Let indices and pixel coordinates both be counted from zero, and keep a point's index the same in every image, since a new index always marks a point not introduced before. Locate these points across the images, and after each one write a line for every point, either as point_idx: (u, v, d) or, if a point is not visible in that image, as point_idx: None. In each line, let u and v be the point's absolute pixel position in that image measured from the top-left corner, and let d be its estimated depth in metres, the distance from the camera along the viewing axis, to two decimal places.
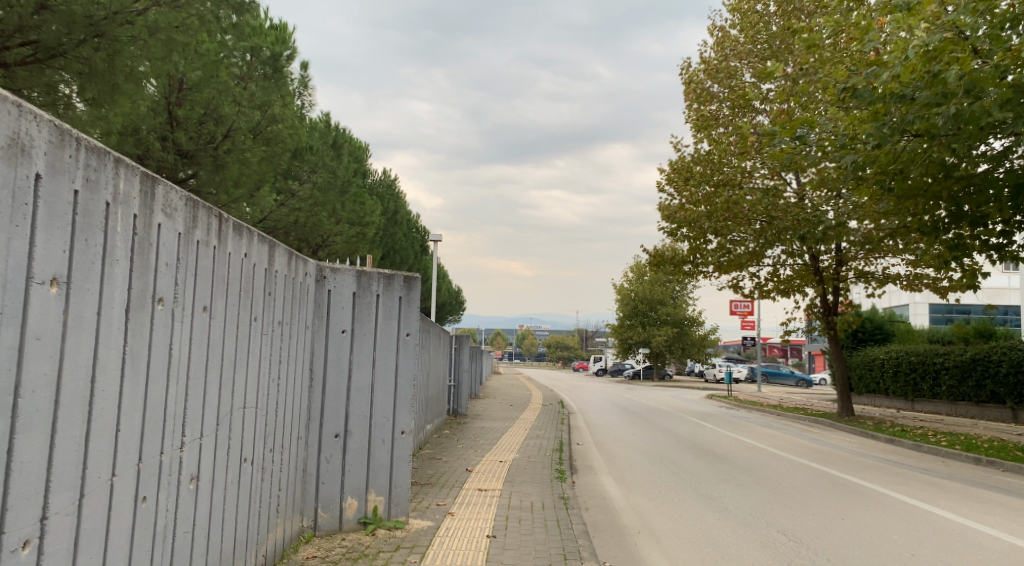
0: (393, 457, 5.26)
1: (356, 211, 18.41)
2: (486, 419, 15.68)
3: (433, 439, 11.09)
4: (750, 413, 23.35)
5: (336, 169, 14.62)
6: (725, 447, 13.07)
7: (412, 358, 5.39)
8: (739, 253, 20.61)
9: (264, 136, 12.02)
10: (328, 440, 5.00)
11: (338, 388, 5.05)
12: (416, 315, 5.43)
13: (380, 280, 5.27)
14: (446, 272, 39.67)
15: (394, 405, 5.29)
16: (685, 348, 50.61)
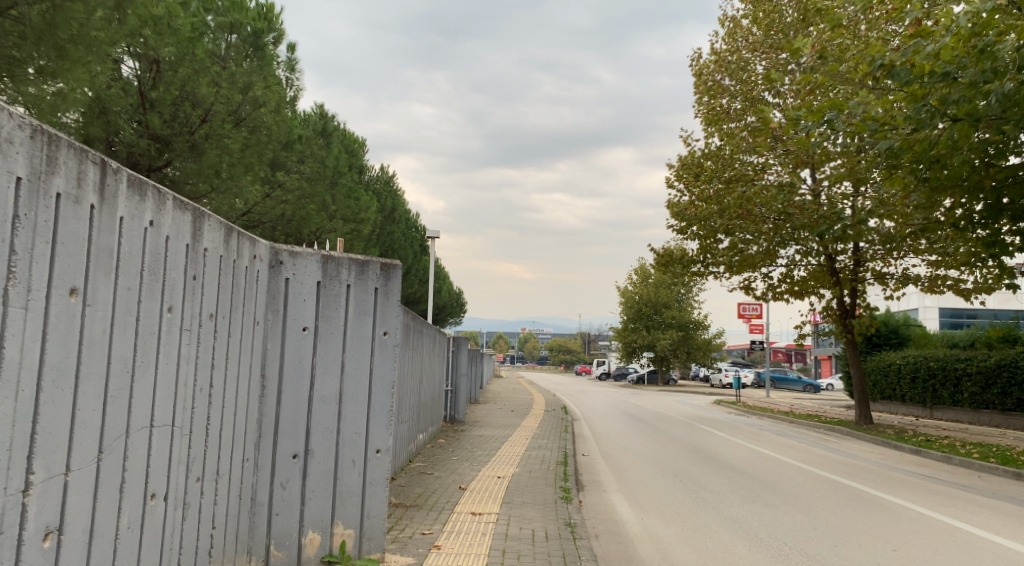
0: (365, 481, 4.37)
1: (350, 208, 17.58)
2: (486, 426, 14.80)
3: (426, 450, 10.20)
4: (760, 420, 22.43)
5: (326, 159, 13.75)
6: (742, 459, 12.13)
7: (390, 363, 4.49)
8: (752, 253, 19.64)
9: (247, 122, 11.19)
10: (283, 462, 4.10)
11: (298, 398, 4.15)
12: (395, 310, 4.52)
13: (351, 267, 4.36)
14: (446, 273, 38.82)
15: (366, 419, 4.39)
16: (691, 352, 49.62)
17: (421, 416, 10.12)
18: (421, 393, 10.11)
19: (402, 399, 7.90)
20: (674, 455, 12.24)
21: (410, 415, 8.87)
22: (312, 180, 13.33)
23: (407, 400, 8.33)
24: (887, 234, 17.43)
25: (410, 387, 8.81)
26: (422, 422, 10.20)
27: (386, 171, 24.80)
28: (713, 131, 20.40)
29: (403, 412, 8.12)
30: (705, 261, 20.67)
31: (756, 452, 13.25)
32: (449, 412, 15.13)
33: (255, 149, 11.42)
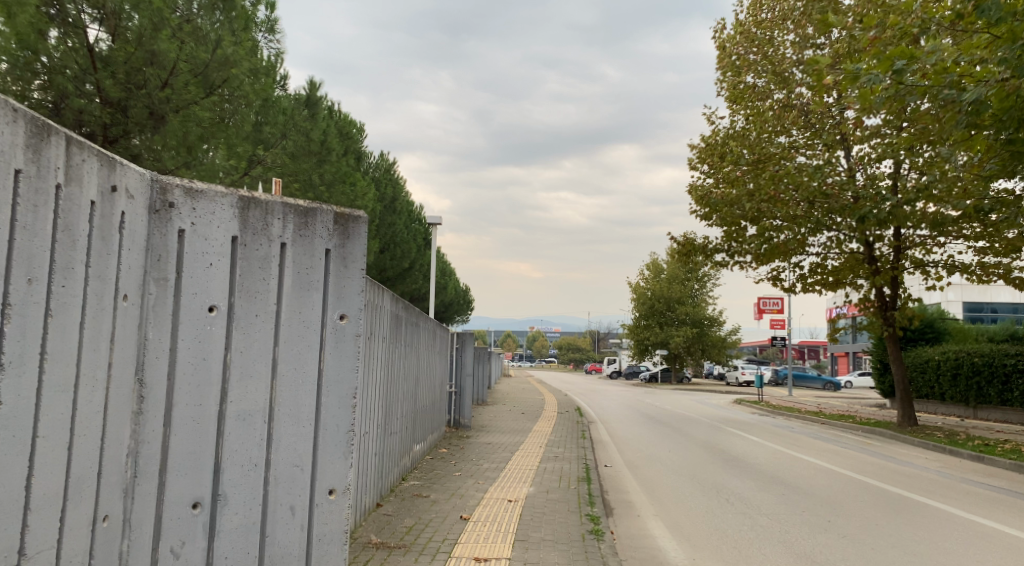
0: (310, 542, 2.92)
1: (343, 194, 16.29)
2: (493, 431, 13.36)
3: (424, 463, 8.75)
4: (789, 422, 20.91)
5: (312, 132, 12.30)
6: (786, 471, 10.63)
7: (349, 362, 3.03)
8: (783, 241, 18.12)
9: (221, 85, 9.79)
10: (175, 517, 2.64)
11: (199, 416, 2.69)
12: (358, 283, 3.05)
13: (289, 217, 2.90)
14: (451, 268, 37.46)
15: (312, 446, 2.93)
16: (705, 349, 48.06)
17: (420, 424, 8.75)
18: (419, 399, 8.71)
19: (388, 407, 6.50)
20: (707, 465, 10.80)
21: (404, 424, 7.49)
22: (296, 156, 11.88)
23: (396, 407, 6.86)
24: (935, 217, 15.98)
25: (403, 389, 7.44)
26: (420, 432, 8.80)
27: (386, 159, 23.33)
28: (738, 110, 18.89)
29: (393, 422, 6.72)
30: (731, 250, 19.10)
31: (797, 460, 11.81)
32: (452, 416, 13.73)
33: (230, 117, 10.08)
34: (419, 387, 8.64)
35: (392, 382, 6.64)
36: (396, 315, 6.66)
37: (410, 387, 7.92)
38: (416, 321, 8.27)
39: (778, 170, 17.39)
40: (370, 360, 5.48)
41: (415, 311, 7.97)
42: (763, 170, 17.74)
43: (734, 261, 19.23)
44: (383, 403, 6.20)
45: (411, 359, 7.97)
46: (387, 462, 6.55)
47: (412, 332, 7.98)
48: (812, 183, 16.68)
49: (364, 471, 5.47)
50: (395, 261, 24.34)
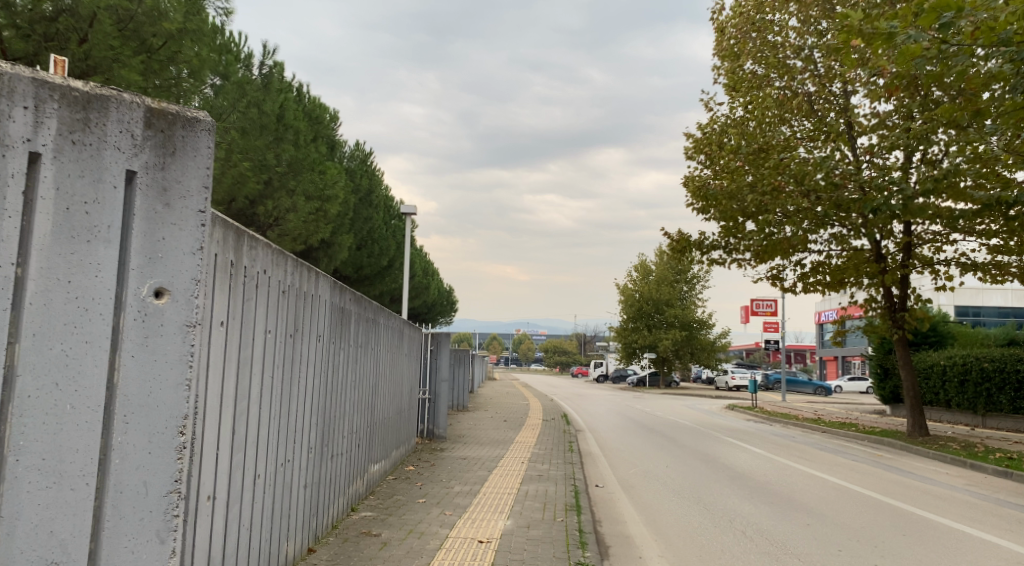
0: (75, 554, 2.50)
1: (299, 176, 15.16)
2: (470, 442, 12.05)
3: (383, 487, 7.46)
4: (787, 430, 19.74)
5: (264, 106, 10.79)
6: (802, 489, 9.30)
7: (151, 347, 2.67)
8: (785, 237, 16.75)
9: (165, 42, 7.79)
10: None
11: None
12: (168, 236, 2.70)
13: (58, 133, 2.48)
14: (434, 269, 36.01)
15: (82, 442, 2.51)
16: (694, 352, 47.04)
17: (381, 443, 7.58)
18: (380, 412, 7.51)
19: (331, 422, 5.37)
20: (713, 484, 9.47)
21: (356, 442, 6.36)
22: (247, 131, 10.43)
23: (339, 415, 5.71)
24: (951, 212, 14.88)
25: (356, 400, 6.29)
26: (381, 450, 7.66)
27: (362, 149, 21.87)
28: (737, 97, 17.67)
29: (337, 442, 5.59)
30: (729, 247, 17.81)
31: (809, 475, 10.52)
32: (425, 425, 12.41)
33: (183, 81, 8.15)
34: (380, 398, 7.50)
35: (336, 391, 5.52)
36: (343, 309, 5.58)
37: (368, 396, 6.83)
38: (376, 319, 7.17)
39: (783, 158, 16.17)
40: (297, 366, 4.37)
41: (374, 307, 6.88)
42: (766, 160, 16.48)
43: (733, 259, 17.98)
44: (323, 419, 5.12)
45: (369, 363, 6.83)
46: (326, 493, 5.25)
47: (370, 331, 6.84)
48: (820, 173, 15.42)
49: (292, 508, 4.37)
50: (373, 258, 23.03)
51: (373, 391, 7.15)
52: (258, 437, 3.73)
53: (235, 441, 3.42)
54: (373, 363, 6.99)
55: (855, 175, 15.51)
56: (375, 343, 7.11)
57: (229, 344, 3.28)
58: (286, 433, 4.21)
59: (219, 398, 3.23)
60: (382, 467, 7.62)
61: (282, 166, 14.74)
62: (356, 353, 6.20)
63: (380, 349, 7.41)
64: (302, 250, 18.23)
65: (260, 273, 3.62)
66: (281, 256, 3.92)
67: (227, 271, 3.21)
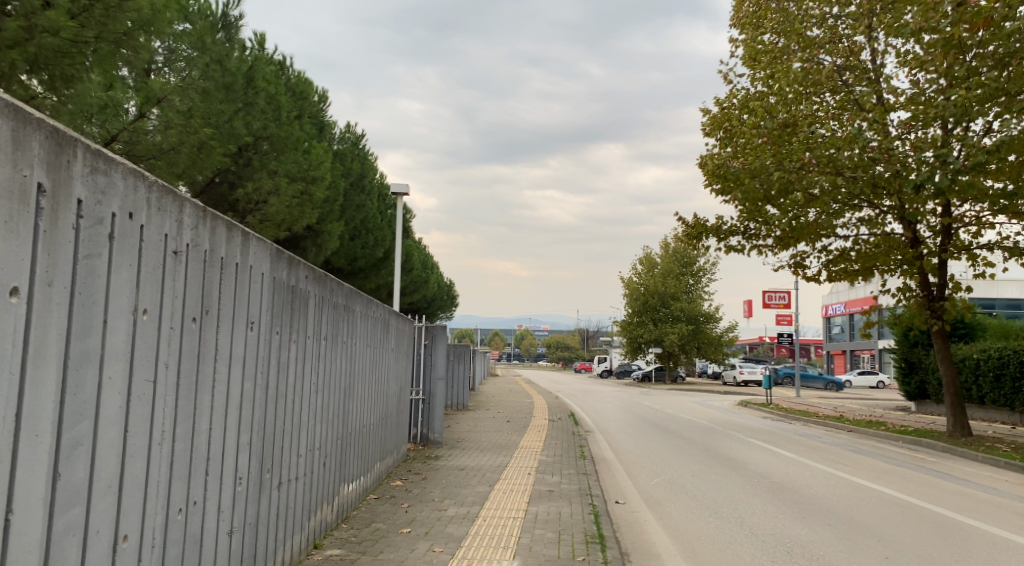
0: None
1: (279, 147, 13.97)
2: (470, 448, 10.74)
3: (357, 514, 6.17)
4: (810, 429, 18.41)
5: (226, 64, 9.32)
6: (859, 509, 7.84)
7: None
8: (813, 219, 15.40)
9: None
10: None
11: None
12: None
13: None
14: (434, 262, 34.66)
15: None
16: (701, 347, 45.76)
17: (366, 444, 6.98)
18: (365, 410, 6.92)
19: (272, 418, 4.79)
20: (756, 501, 8.02)
21: (326, 443, 5.75)
22: (208, 96, 8.94)
23: (287, 415, 5.04)
24: (1001, 189, 13.46)
25: (324, 396, 5.70)
26: (367, 453, 7.00)
27: (353, 130, 20.51)
28: (757, 70, 16.25)
29: (284, 440, 5.00)
30: (750, 232, 16.43)
31: (860, 487, 9.08)
32: (419, 429, 11.10)
33: (139, 39, 6.63)
34: (365, 394, 6.90)
35: (281, 382, 4.94)
36: (293, 289, 5.02)
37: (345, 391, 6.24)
38: (360, 307, 6.63)
39: (812, 132, 14.71)
40: (191, 348, 3.82)
41: (354, 292, 6.34)
42: (791, 136, 15.06)
43: (753, 246, 16.64)
44: (253, 413, 4.56)
45: (346, 354, 6.26)
46: (257, 506, 4.62)
47: (348, 319, 6.29)
48: (854, 146, 14.18)
49: (178, 517, 3.80)
50: (367, 250, 21.70)
51: (352, 391, 6.45)
52: (100, 444, 3.14)
53: (57, 462, 2.90)
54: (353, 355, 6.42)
55: (890, 143, 14.23)
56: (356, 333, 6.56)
57: (40, 313, 2.75)
58: (164, 427, 3.64)
59: (15, 398, 2.67)
60: (368, 471, 6.98)
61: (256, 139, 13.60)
62: (322, 342, 5.64)
63: (365, 341, 6.84)
64: (288, 238, 16.91)
65: (103, 222, 3.08)
66: (151, 209, 3.40)
67: (27, 198, 2.69)
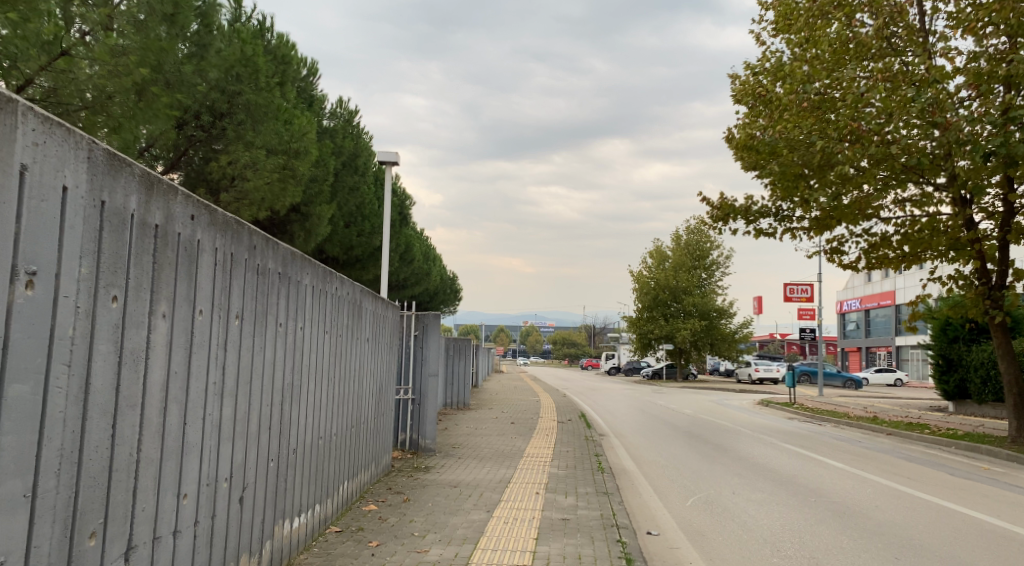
0: None
1: (255, 112, 11.67)
2: (468, 457, 9.18)
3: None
4: (844, 432, 16.81)
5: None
6: (960, 547, 6.12)
7: None
8: (859, 198, 13.79)
9: None
10: None
11: None
12: None
13: None
14: (436, 254, 33.16)
15: None
16: (714, 343, 44.02)
17: (316, 465, 5.17)
18: (313, 417, 5.10)
19: (96, 443, 2.85)
20: (824, 535, 6.32)
21: (233, 468, 3.96)
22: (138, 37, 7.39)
23: (141, 432, 3.14)
24: None
25: (233, 398, 3.90)
26: (319, 476, 5.22)
27: (344, 107, 18.84)
28: (791, 35, 14.49)
29: (147, 470, 3.20)
30: (782, 213, 14.80)
31: (949, 513, 7.35)
32: (408, 434, 9.53)
33: None
34: (314, 395, 5.09)
35: (139, 378, 3.12)
36: (159, 230, 3.16)
37: (275, 392, 4.45)
38: (305, 275, 4.83)
39: (859, 96, 12.85)
40: None
41: (289, 251, 4.54)
42: (833, 104, 13.34)
43: (785, 229, 15.00)
44: (77, 426, 2.76)
45: (280, 338, 4.47)
46: None
47: (284, 289, 4.49)
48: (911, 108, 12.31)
49: None
50: (362, 237, 20.14)
51: (291, 391, 4.68)
52: None
53: None
54: (292, 340, 4.62)
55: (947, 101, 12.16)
56: (299, 310, 4.75)
57: None
58: None
59: None
60: (317, 499, 5.17)
61: (220, 100, 11.30)
62: (230, 316, 3.83)
63: (314, 324, 5.04)
64: (273, 220, 15.34)
65: None
66: None
67: None
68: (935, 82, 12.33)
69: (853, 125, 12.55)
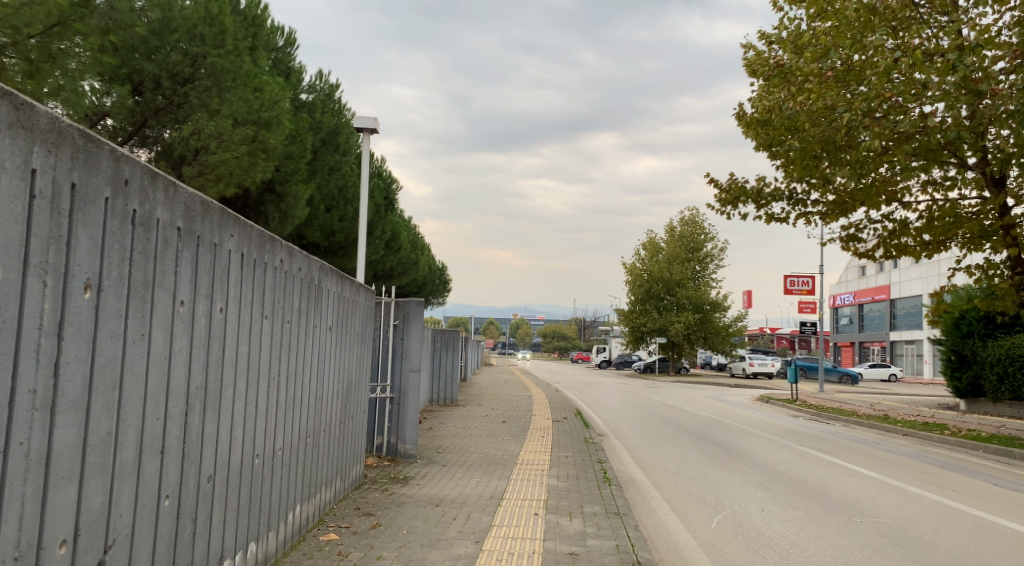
0: None
1: (217, 74, 9.15)
2: (452, 463, 8.04)
3: None
4: (855, 431, 15.76)
5: None
6: None
7: None
8: (882, 178, 12.67)
9: None
10: None
11: None
12: None
13: None
14: (424, 242, 31.96)
15: None
16: (708, 336, 42.98)
17: (244, 493, 3.88)
18: (240, 430, 3.80)
19: None
20: None
21: (84, 515, 2.68)
22: None
23: None
24: None
25: (76, 412, 2.60)
26: (251, 505, 3.95)
27: (324, 80, 17.47)
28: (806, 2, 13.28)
29: None
30: (796, 196, 13.67)
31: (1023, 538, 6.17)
32: (385, 438, 8.34)
33: None
34: (241, 402, 3.78)
35: None
36: None
37: (172, 398, 3.16)
38: (223, 236, 3.51)
39: (891, 63, 11.57)
40: None
41: (189, 197, 3.22)
42: (857, 74, 12.08)
43: (799, 213, 13.87)
44: None
45: (178, 320, 3.16)
46: None
47: (185, 252, 3.17)
48: (952, 76, 11.13)
49: None
50: (345, 222, 18.87)
51: (200, 393, 3.38)
52: None
53: None
54: (198, 323, 3.31)
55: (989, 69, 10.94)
56: (214, 282, 3.43)
57: None
58: None
59: None
60: (245, 539, 3.88)
61: (183, 64, 8.86)
62: (69, 286, 2.53)
63: (241, 304, 3.73)
64: (245, 201, 14.05)
65: None
66: None
67: None
68: (970, 46, 11.10)
69: (885, 95, 11.25)
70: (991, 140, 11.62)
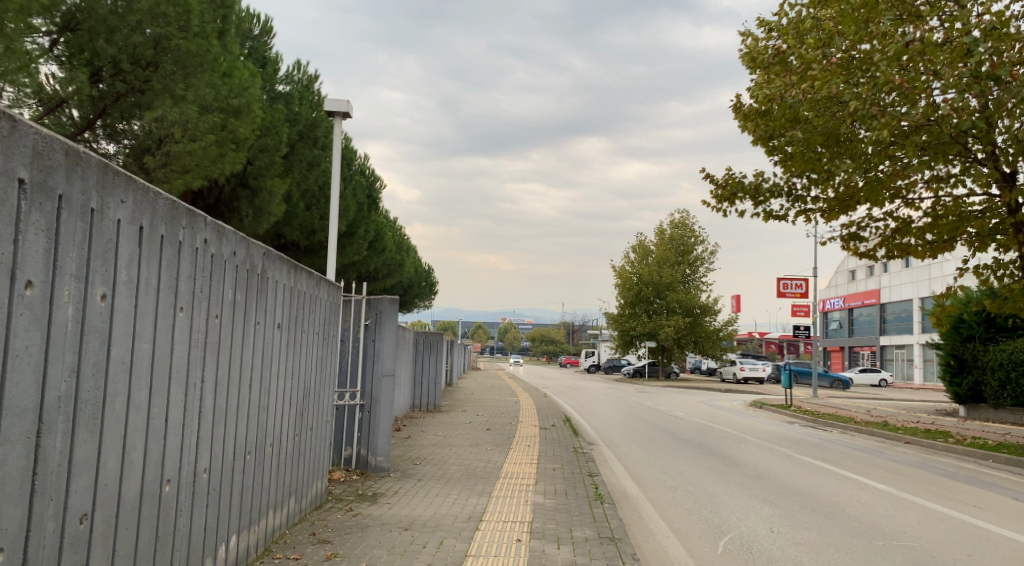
0: None
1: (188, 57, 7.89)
2: (428, 477, 7.34)
3: None
4: (854, 439, 15.14)
5: None
6: None
7: None
8: (886, 173, 12.04)
9: None
10: None
11: None
12: None
13: None
14: (409, 244, 31.23)
15: None
16: (698, 340, 42.35)
17: (140, 530, 3.12)
18: (132, 451, 3.05)
19: None
20: None
21: None
22: None
23: None
24: None
25: None
26: (154, 541, 3.21)
27: (302, 70, 16.64)
28: None
29: None
30: (795, 193, 13.03)
31: None
32: (355, 450, 7.61)
33: None
34: (135, 412, 3.04)
35: None
36: None
37: (12, 409, 2.42)
38: (104, 200, 2.79)
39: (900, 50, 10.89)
40: None
41: (41, 142, 2.50)
42: (865, 61, 11.37)
43: (799, 210, 13.23)
44: None
45: (23, 306, 2.42)
46: None
47: (33, 214, 2.45)
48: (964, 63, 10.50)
49: None
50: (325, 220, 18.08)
51: (61, 401, 2.62)
52: None
53: None
54: (56, 310, 2.57)
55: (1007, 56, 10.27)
56: (86, 259, 2.70)
57: None
58: None
59: None
60: None
61: (147, 46, 7.53)
62: None
63: (135, 288, 3.00)
64: (217, 196, 13.22)
65: None
66: None
67: None
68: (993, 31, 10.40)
69: (893, 82, 10.61)
70: (1002, 132, 11.00)
